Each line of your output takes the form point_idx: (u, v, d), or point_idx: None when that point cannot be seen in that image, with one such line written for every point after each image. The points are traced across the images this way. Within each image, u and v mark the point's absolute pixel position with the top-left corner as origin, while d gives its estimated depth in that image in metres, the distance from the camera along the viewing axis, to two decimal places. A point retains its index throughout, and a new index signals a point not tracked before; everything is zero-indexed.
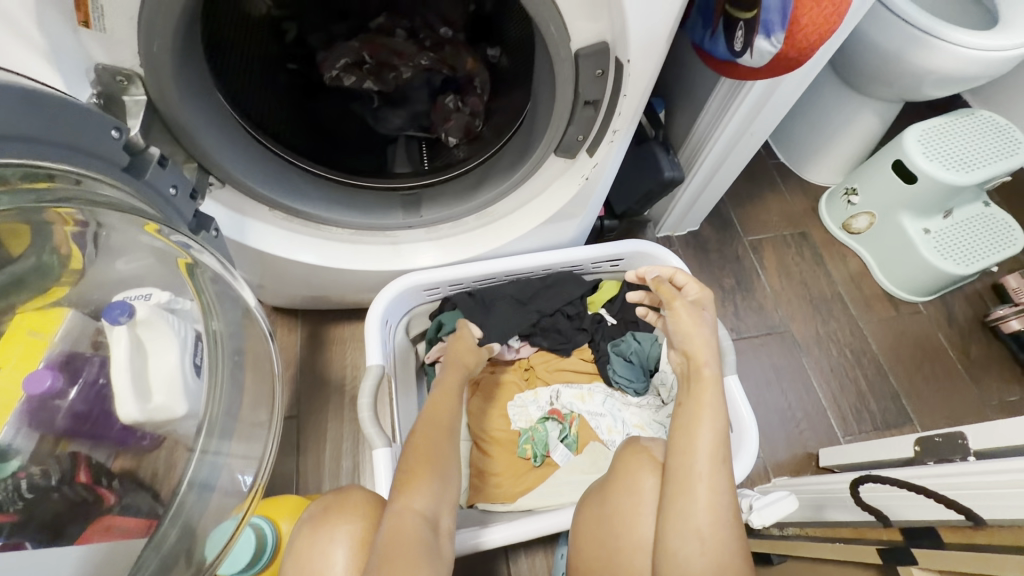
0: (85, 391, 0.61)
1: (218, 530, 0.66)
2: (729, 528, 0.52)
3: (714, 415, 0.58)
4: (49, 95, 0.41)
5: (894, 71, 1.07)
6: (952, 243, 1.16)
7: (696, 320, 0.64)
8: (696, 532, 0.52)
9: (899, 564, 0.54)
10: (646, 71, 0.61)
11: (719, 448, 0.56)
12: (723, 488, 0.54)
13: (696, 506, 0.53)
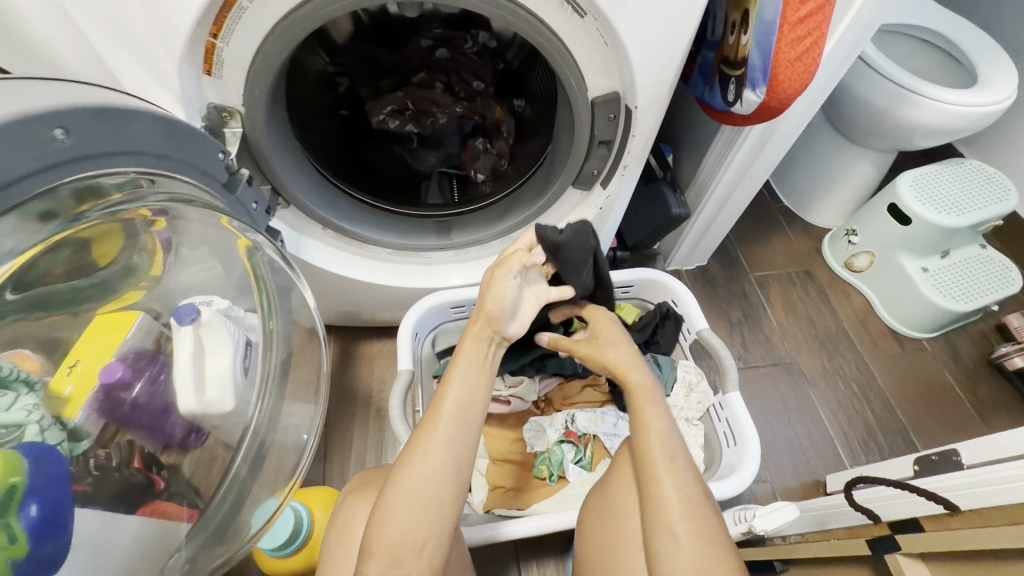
0: (147, 386, 0.64)
1: (263, 506, 0.76)
2: (704, 522, 0.57)
3: (657, 418, 0.65)
4: (173, 119, 0.51)
5: (885, 124, 1.17)
6: (950, 282, 1.22)
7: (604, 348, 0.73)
8: (669, 529, 0.57)
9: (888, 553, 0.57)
10: (651, 117, 0.71)
11: (669, 446, 0.62)
12: (685, 485, 0.60)
13: (665, 507, 0.58)
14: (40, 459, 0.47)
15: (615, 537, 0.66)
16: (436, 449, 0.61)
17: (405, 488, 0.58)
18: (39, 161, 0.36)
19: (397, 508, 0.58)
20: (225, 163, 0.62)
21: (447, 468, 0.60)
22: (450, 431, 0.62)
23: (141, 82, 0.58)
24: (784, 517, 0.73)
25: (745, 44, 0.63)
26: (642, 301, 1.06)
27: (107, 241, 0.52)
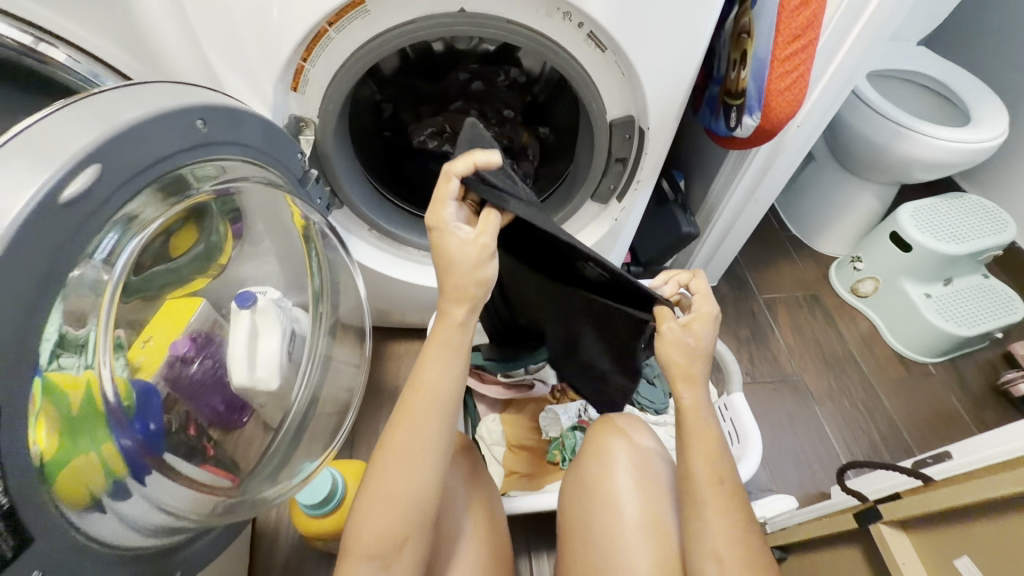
0: (205, 365, 0.71)
1: (304, 466, 0.82)
2: (748, 549, 0.55)
3: (707, 440, 0.59)
4: (274, 127, 0.63)
5: (885, 159, 1.25)
6: (953, 308, 1.27)
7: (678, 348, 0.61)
8: (712, 555, 0.55)
9: (870, 522, 0.61)
10: (662, 138, 0.82)
11: (716, 469, 0.58)
12: (732, 507, 0.57)
13: (712, 533, 0.56)
14: (144, 394, 0.59)
15: (589, 521, 0.67)
16: (405, 459, 0.57)
17: (381, 487, 0.57)
18: (187, 142, 0.48)
19: (374, 511, 0.57)
20: (305, 164, 0.73)
21: (423, 470, 0.58)
22: (422, 437, 0.58)
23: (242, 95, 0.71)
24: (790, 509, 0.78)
25: (744, 77, 0.75)
26: None
27: (185, 233, 0.64)
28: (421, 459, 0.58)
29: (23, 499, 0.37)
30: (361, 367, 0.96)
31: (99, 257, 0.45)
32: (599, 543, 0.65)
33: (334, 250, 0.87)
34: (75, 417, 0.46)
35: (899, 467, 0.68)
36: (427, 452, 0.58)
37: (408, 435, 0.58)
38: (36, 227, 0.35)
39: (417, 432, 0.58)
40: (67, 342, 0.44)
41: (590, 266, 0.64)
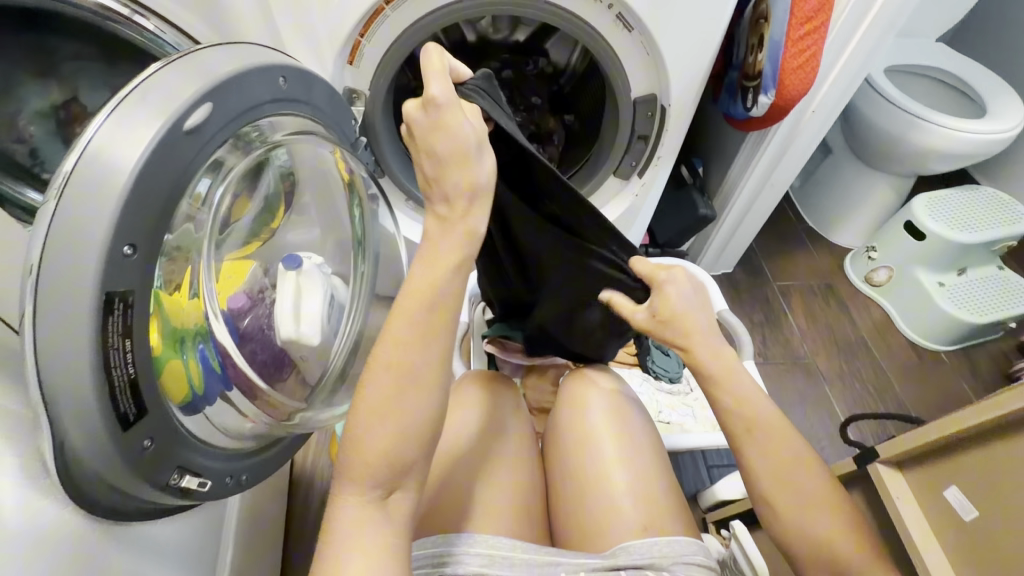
0: (252, 322, 0.75)
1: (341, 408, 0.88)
2: (803, 486, 0.56)
3: (743, 385, 0.60)
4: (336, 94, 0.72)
5: (900, 150, 1.29)
6: (966, 296, 1.30)
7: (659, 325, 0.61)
8: (761, 496, 0.58)
9: (867, 463, 0.69)
10: (682, 115, 0.89)
11: (760, 414, 0.59)
12: (777, 446, 0.58)
13: (756, 475, 0.57)
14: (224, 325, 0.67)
15: (565, 461, 0.65)
16: (401, 376, 0.47)
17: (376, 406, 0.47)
18: (271, 94, 0.56)
19: (366, 441, 0.46)
20: (358, 131, 0.82)
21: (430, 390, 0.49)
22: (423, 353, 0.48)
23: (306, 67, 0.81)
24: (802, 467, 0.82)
25: (759, 60, 0.82)
26: None
27: (244, 201, 0.69)
28: (417, 377, 0.48)
29: (143, 374, 0.46)
30: None
31: (199, 193, 0.54)
32: (573, 479, 0.63)
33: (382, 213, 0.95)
34: (182, 328, 0.56)
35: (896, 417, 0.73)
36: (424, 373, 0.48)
37: (387, 354, 0.48)
38: (166, 151, 0.43)
39: (404, 348, 0.48)
40: (170, 257, 0.52)
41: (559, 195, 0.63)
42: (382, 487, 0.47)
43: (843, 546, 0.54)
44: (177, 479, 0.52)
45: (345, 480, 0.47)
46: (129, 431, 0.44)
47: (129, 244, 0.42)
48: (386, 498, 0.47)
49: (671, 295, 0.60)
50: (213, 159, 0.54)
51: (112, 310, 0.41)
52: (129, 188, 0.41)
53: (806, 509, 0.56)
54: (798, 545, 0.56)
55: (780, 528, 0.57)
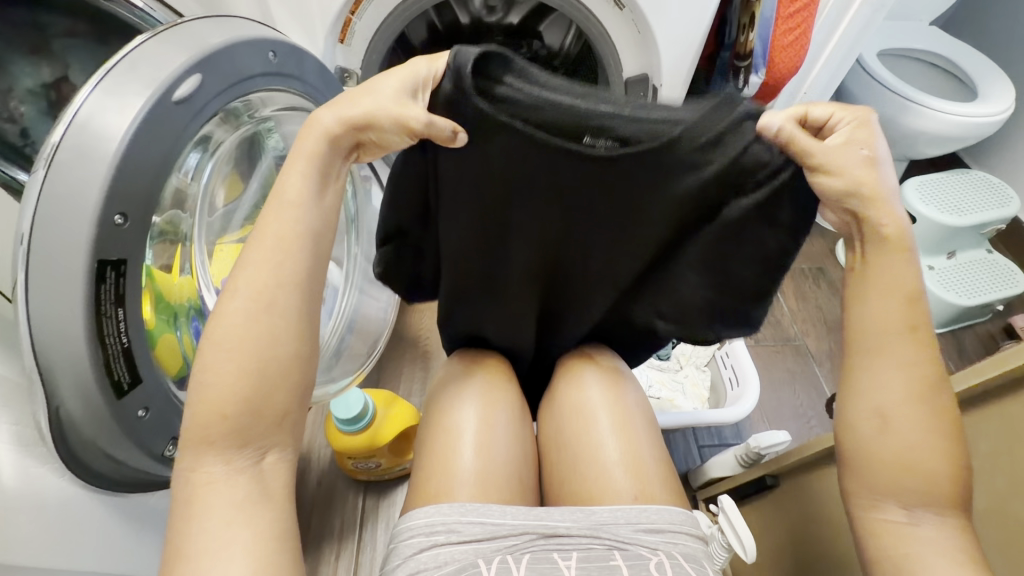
0: None
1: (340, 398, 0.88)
2: (931, 411, 0.46)
3: (892, 303, 0.46)
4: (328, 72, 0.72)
5: (893, 133, 1.29)
6: (955, 279, 1.31)
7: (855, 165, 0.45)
8: (876, 413, 0.47)
9: None
10: (673, 94, 0.90)
11: (901, 349, 0.46)
12: (924, 366, 0.46)
13: (878, 404, 0.47)
14: None
15: (560, 434, 0.66)
16: (262, 303, 0.41)
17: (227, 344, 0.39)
18: (263, 68, 0.56)
19: (217, 382, 0.39)
20: None
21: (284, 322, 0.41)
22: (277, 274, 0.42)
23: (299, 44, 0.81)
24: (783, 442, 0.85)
25: (751, 40, 0.83)
26: None
27: (233, 181, 0.69)
28: (287, 310, 0.41)
29: (138, 344, 0.46)
30: (390, 310, 1.04)
31: (188, 168, 0.54)
32: (568, 449, 0.64)
33: (373, 192, 0.96)
34: (175, 303, 0.57)
35: None
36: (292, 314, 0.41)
37: (253, 281, 0.41)
38: (155, 121, 0.44)
39: (262, 280, 0.41)
40: (163, 229, 0.52)
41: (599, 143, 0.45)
42: (256, 448, 0.40)
43: (937, 483, 0.45)
44: (172, 450, 0.52)
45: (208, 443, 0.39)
46: (123, 400, 0.45)
47: (120, 212, 0.42)
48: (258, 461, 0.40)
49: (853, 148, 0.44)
50: (203, 133, 0.54)
51: (104, 277, 0.42)
52: (118, 157, 0.41)
53: (922, 437, 0.45)
54: (879, 476, 0.47)
55: (872, 452, 0.47)
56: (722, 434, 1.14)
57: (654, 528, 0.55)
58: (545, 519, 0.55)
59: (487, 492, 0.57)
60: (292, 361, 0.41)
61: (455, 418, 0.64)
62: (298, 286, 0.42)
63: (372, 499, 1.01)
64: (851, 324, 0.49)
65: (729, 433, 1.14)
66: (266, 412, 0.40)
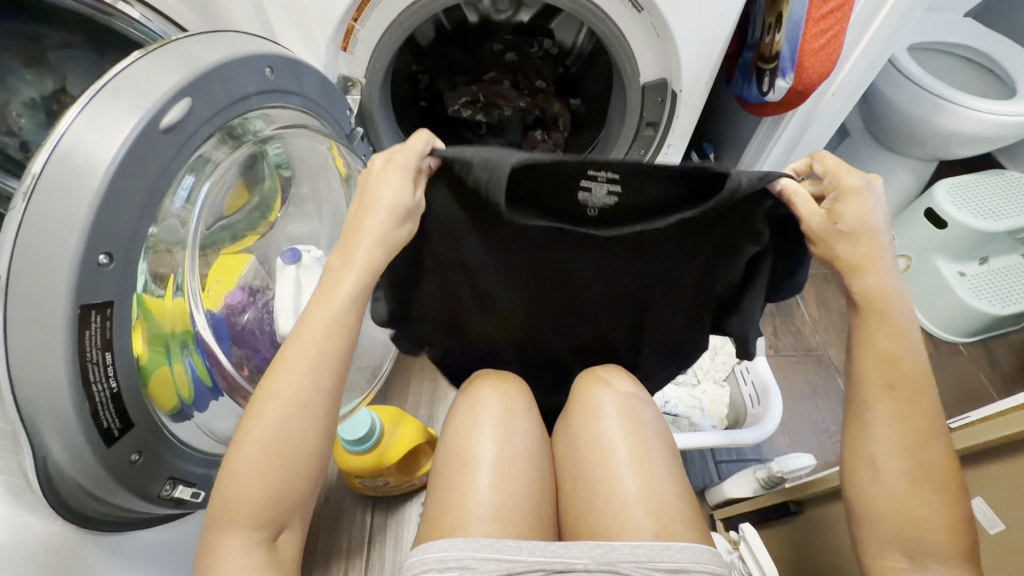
0: (253, 319, 0.72)
1: (349, 419, 0.85)
2: (925, 461, 0.46)
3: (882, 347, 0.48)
4: (331, 86, 0.69)
5: (924, 133, 1.22)
6: (988, 287, 1.25)
7: (867, 207, 0.48)
8: (867, 460, 0.47)
9: None
10: (694, 101, 0.86)
11: (895, 402, 0.47)
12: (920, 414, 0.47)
13: (870, 450, 0.47)
14: (214, 324, 0.65)
15: (578, 467, 0.63)
16: (314, 363, 0.44)
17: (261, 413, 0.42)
18: (259, 85, 0.53)
19: (247, 460, 0.41)
20: (353, 121, 0.78)
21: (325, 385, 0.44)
22: (331, 341, 0.44)
23: (301, 53, 0.78)
24: (800, 468, 0.83)
25: (778, 41, 0.78)
26: None
27: (237, 194, 0.67)
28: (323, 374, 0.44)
29: (128, 386, 0.44)
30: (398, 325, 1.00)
31: (183, 190, 0.51)
32: (602, 484, 0.59)
33: None
34: (169, 332, 0.54)
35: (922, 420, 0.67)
36: (326, 389, 0.44)
37: (303, 355, 0.43)
38: (142, 150, 0.41)
39: (308, 362, 0.43)
40: (154, 256, 0.49)
41: (598, 189, 0.52)
42: (271, 526, 0.42)
43: (937, 539, 0.44)
44: (169, 490, 0.51)
45: (225, 519, 0.41)
46: (114, 446, 0.43)
47: (104, 252, 0.39)
48: (274, 538, 0.42)
49: (865, 196, 0.48)
50: (198, 155, 0.51)
51: (88, 322, 0.39)
52: (102, 192, 0.38)
53: (914, 488, 0.45)
54: (880, 525, 0.46)
55: (867, 497, 0.47)
56: (741, 450, 1.10)
57: (676, 569, 0.51)
58: (562, 556, 0.52)
59: (502, 530, 0.54)
60: (316, 443, 0.43)
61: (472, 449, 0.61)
62: (339, 353, 0.45)
63: (379, 516, 0.99)
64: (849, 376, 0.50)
65: (748, 449, 1.10)
66: (289, 491, 0.42)
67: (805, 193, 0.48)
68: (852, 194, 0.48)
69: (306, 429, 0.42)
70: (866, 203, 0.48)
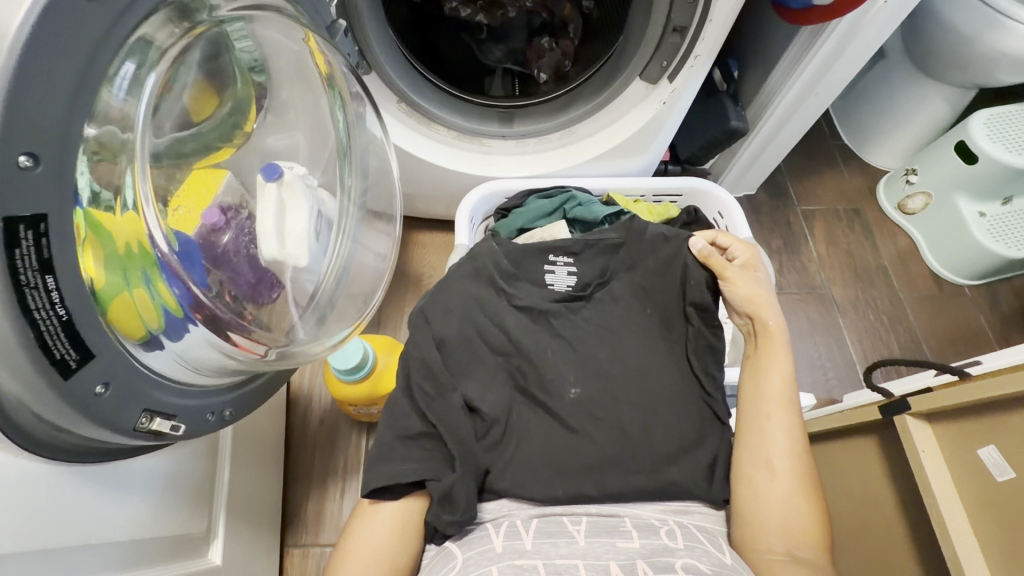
0: (235, 240, 0.64)
1: (345, 354, 0.81)
2: (792, 496, 0.63)
3: (779, 363, 0.71)
4: None
5: (969, 56, 1.11)
6: (1006, 228, 1.19)
7: (752, 281, 0.76)
8: (767, 485, 0.63)
9: (894, 413, 0.66)
10: (731, 2, 0.74)
11: (788, 444, 0.65)
12: (809, 527, 0.61)
13: (756, 477, 0.64)
14: (184, 246, 0.53)
15: None
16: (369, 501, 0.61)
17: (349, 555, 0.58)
18: None
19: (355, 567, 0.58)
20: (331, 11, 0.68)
21: (398, 542, 0.60)
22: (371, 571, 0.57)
23: None
24: (825, 411, 0.83)
25: None
26: (642, 190, 1.01)
27: (195, 98, 0.57)
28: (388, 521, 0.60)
29: (81, 312, 0.38)
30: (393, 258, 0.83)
31: (123, 80, 0.42)
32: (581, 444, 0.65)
33: (370, 118, 0.77)
34: (131, 254, 0.46)
35: (946, 366, 0.66)
36: (402, 531, 0.60)
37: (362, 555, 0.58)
38: (57, 21, 0.32)
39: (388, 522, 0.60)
40: (103, 159, 0.42)
41: (559, 269, 0.79)
42: None
43: (801, 533, 0.61)
44: (146, 422, 0.47)
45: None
46: (72, 380, 0.38)
47: (26, 152, 0.32)
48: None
49: (757, 270, 0.77)
50: (136, 35, 0.43)
51: (17, 240, 0.33)
52: (11, 74, 0.31)
53: (785, 493, 0.62)
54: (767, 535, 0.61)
55: (758, 509, 0.62)
56: None
57: None
58: None
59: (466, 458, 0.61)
60: (406, 547, 0.60)
61: (407, 474, 0.59)
62: (393, 542, 0.59)
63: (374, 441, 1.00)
64: (749, 409, 0.69)
65: None
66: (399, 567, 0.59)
67: (711, 254, 0.76)
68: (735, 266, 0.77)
69: (403, 548, 0.60)
70: (755, 251, 0.79)
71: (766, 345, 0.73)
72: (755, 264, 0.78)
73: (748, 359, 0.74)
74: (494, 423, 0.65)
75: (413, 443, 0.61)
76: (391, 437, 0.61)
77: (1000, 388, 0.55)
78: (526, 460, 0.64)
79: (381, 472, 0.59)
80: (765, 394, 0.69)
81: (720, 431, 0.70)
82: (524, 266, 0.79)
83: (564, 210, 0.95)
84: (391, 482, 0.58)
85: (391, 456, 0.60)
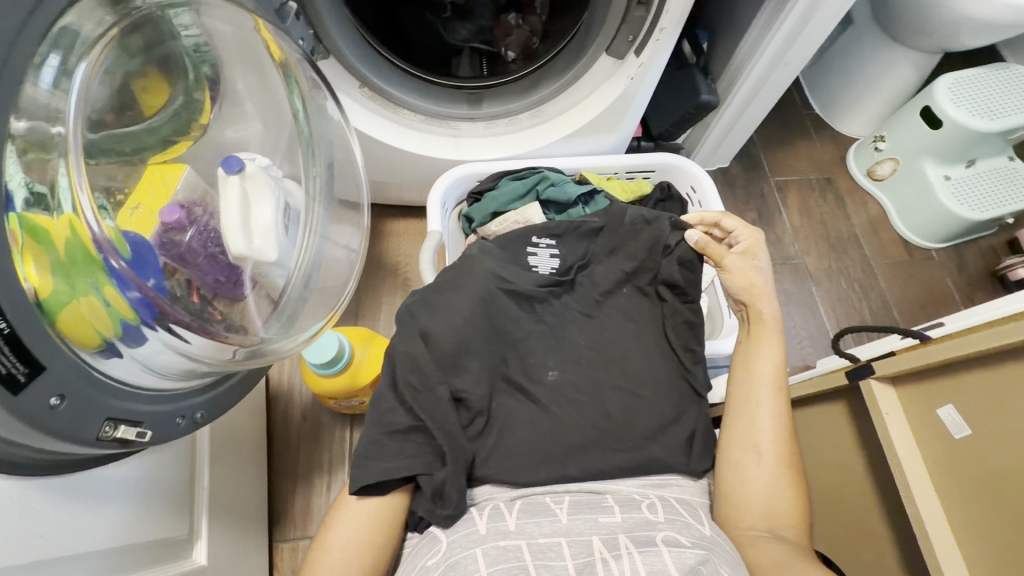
0: (199, 236, 0.61)
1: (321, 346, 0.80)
2: (775, 476, 0.65)
3: (770, 350, 0.72)
4: None
5: (933, 21, 1.11)
6: (971, 191, 1.21)
7: (753, 269, 0.75)
8: (751, 467, 0.65)
9: (862, 378, 0.67)
10: None
11: (775, 429, 0.67)
12: (790, 507, 0.64)
13: (740, 458, 0.66)
14: (138, 246, 0.51)
15: None
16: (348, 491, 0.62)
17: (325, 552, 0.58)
18: None
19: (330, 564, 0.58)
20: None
21: (374, 539, 0.60)
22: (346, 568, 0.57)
23: None
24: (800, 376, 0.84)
25: None
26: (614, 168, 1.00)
27: (139, 89, 0.55)
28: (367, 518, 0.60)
29: (23, 322, 0.37)
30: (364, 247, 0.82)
31: (47, 76, 0.40)
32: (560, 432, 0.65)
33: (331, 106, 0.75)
34: (75, 261, 0.43)
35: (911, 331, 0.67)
36: (378, 527, 0.60)
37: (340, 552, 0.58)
38: None
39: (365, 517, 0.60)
40: (33, 163, 0.40)
41: (543, 251, 0.80)
42: None
43: (781, 510, 0.63)
44: (111, 431, 0.46)
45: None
46: (22, 394, 0.38)
47: None
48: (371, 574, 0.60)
49: (761, 255, 0.76)
50: (60, 25, 0.40)
51: None
52: None
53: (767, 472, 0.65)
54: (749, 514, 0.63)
55: (742, 489, 0.64)
56: None
57: None
58: None
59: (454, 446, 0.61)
60: (380, 544, 0.60)
61: (394, 467, 0.59)
62: (370, 539, 0.59)
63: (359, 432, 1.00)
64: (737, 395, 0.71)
65: None
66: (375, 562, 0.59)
67: (708, 243, 0.74)
68: (734, 253, 0.76)
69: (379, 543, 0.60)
70: (759, 239, 0.76)
71: (757, 330, 0.74)
72: (758, 253, 0.76)
73: (740, 345, 0.75)
74: (474, 413, 0.65)
75: (405, 436, 0.61)
76: (376, 434, 0.61)
77: (961, 349, 0.57)
78: (507, 445, 0.65)
79: (361, 469, 0.59)
80: (755, 382, 0.70)
81: (698, 406, 0.72)
82: (505, 253, 0.78)
83: (539, 189, 0.93)
84: (375, 477, 0.58)
85: (375, 453, 0.60)
